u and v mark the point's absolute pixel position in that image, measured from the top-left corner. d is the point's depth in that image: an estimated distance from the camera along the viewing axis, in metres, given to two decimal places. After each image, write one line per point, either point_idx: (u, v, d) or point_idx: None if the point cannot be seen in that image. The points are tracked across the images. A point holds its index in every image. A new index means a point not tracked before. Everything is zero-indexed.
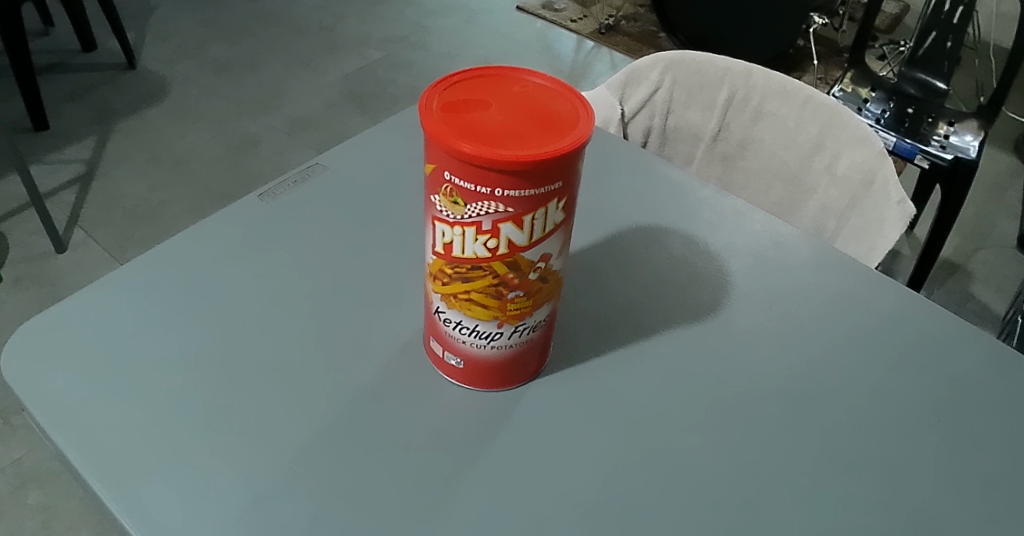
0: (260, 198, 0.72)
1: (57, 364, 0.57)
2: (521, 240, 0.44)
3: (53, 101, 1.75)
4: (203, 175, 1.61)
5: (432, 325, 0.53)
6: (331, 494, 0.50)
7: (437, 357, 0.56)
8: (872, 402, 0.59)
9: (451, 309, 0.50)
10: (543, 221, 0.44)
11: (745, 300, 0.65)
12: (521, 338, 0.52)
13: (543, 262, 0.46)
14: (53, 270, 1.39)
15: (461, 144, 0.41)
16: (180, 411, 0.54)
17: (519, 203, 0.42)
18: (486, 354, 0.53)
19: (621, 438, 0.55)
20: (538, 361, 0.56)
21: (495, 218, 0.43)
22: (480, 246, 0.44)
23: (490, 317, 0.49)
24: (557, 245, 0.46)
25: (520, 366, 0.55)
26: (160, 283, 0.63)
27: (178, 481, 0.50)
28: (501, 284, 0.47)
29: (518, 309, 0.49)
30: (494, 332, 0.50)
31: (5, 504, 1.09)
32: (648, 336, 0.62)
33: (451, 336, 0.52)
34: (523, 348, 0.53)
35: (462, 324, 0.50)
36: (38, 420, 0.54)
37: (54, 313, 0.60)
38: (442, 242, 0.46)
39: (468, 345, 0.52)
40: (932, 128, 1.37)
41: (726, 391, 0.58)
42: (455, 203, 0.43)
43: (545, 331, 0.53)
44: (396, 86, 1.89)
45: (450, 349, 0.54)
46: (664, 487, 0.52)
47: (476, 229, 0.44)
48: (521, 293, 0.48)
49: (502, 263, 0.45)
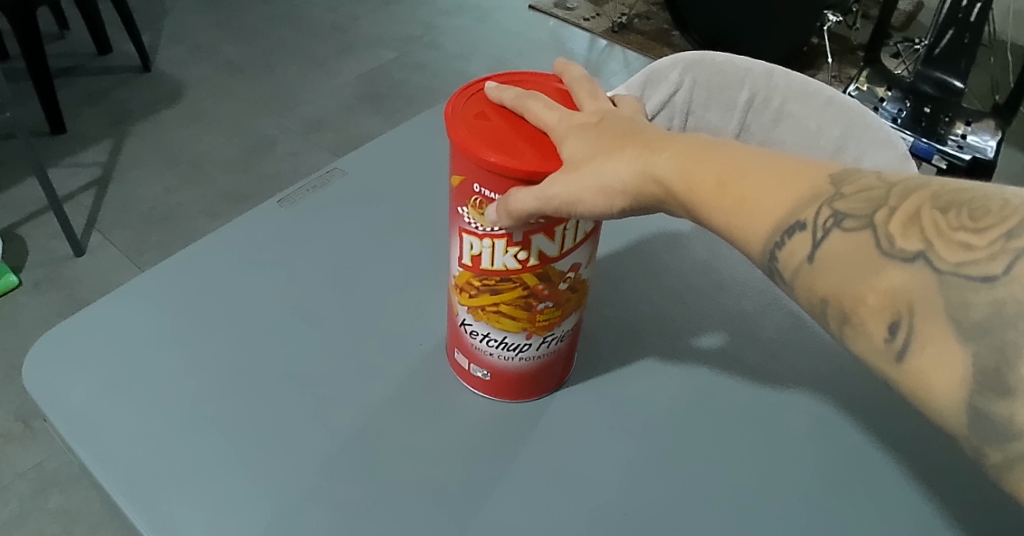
0: (279, 204, 0.73)
1: (77, 374, 0.57)
2: (552, 250, 0.45)
3: (70, 105, 1.77)
4: (218, 177, 1.61)
5: (456, 334, 0.53)
6: (352, 505, 0.51)
7: (461, 365, 0.56)
8: (897, 413, 0.58)
9: (478, 321, 0.50)
10: (575, 231, 0.44)
11: (773, 308, 0.66)
12: (548, 348, 0.52)
13: (573, 273, 0.47)
14: (72, 273, 1.40)
15: (490, 155, 0.41)
16: (201, 420, 0.55)
17: (549, 215, 0.43)
18: (515, 366, 0.53)
19: (645, 446, 0.55)
20: (564, 371, 0.56)
21: (524, 229, 0.43)
22: (510, 257, 0.45)
23: (519, 328, 0.49)
24: (587, 256, 0.47)
25: (547, 376, 0.55)
26: (178, 291, 0.64)
27: (200, 493, 0.51)
28: (532, 295, 0.47)
29: (547, 319, 0.49)
30: (525, 345, 0.51)
31: (27, 506, 1.10)
32: (671, 344, 0.62)
33: (479, 348, 0.52)
34: (550, 359, 0.53)
35: (490, 336, 0.50)
36: (60, 431, 0.54)
37: (74, 324, 0.61)
38: (469, 254, 0.46)
39: (495, 357, 0.52)
40: (948, 128, 1.39)
41: (746, 400, 0.58)
42: (484, 213, 0.44)
43: (572, 340, 0.54)
44: (409, 86, 1.88)
45: (477, 359, 0.54)
46: (695, 499, 0.52)
47: (505, 240, 0.44)
48: (551, 304, 0.48)
49: (533, 274, 0.46)
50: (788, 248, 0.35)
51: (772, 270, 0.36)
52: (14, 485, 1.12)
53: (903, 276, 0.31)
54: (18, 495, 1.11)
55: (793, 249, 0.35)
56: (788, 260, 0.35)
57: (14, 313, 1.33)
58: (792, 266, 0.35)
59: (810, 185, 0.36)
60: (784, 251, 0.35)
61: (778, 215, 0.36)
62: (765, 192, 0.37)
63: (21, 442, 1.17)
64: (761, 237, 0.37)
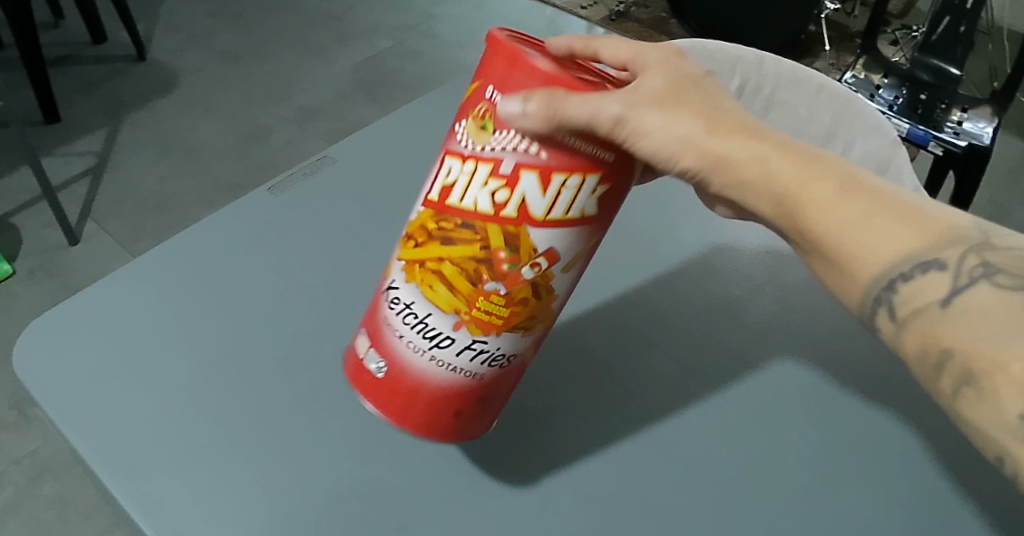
0: (269, 191, 0.72)
1: (67, 358, 0.57)
2: (536, 210, 0.38)
3: (65, 94, 1.76)
4: (213, 165, 1.61)
5: (373, 311, 0.45)
6: (339, 490, 0.51)
7: (359, 359, 0.46)
8: (877, 406, 0.59)
9: (408, 286, 0.42)
10: (574, 201, 0.38)
11: (760, 292, 0.67)
12: (480, 365, 0.43)
13: (540, 259, 0.39)
14: (67, 262, 1.40)
15: (541, 59, 0.37)
16: (189, 403, 0.55)
17: (558, 155, 0.37)
18: (431, 372, 0.43)
19: (630, 433, 0.56)
20: (482, 425, 0.47)
21: (519, 160, 0.37)
22: (484, 194, 0.38)
23: (455, 308, 0.40)
24: (564, 245, 0.39)
25: (473, 413, 0.46)
26: (167, 276, 0.63)
27: (188, 477, 0.51)
28: (488, 261, 0.39)
29: (489, 313, 0.40)
30: (455, 342, 0.42)
31: (21, 494, 1.10)
32: (658, 329, 0.63)
33: (393, 329, 0.43)
34: (481, 386, 0.44)
35: (414, 311, 0.42)
36: (49, 415, 0.54)
37: (62, 309, 0.61)
38: (441, 184, 0.40)
39: (409, 348, 0.43)
40: (945, 114, 1.37)
41: (729, 388, 0.59)
42: (482, 127, 0.38)
43: (515, 375, 0.45)
44: (405, 74, 1.87)
45: (382, 347, 0.44)
46: (673, 490, 0.53)
47: (492, 167, 0.38)
48: (500, 289, 0.40)
49: (500, 228, 0.38)
50: (917, 284, 0.35)
51: (884, 303, 0.36)
52: (9, 473, 1.12)
53: (994, 300, 0.32)
54: (12, 482, 1.11)
55: (923, 285, 0.35)
56: (911, 295, 0.35)
57: (9, 301, 1.33)
58: (914, 305, 0.35)
59: (936, 232, 0.35)
60: (907, 287, 0.35)
61: (902, 251, 0.36)
62: (890, 220, 0.36)
63: (15, 430, 1.17)
64: (874, 267, 0.36)
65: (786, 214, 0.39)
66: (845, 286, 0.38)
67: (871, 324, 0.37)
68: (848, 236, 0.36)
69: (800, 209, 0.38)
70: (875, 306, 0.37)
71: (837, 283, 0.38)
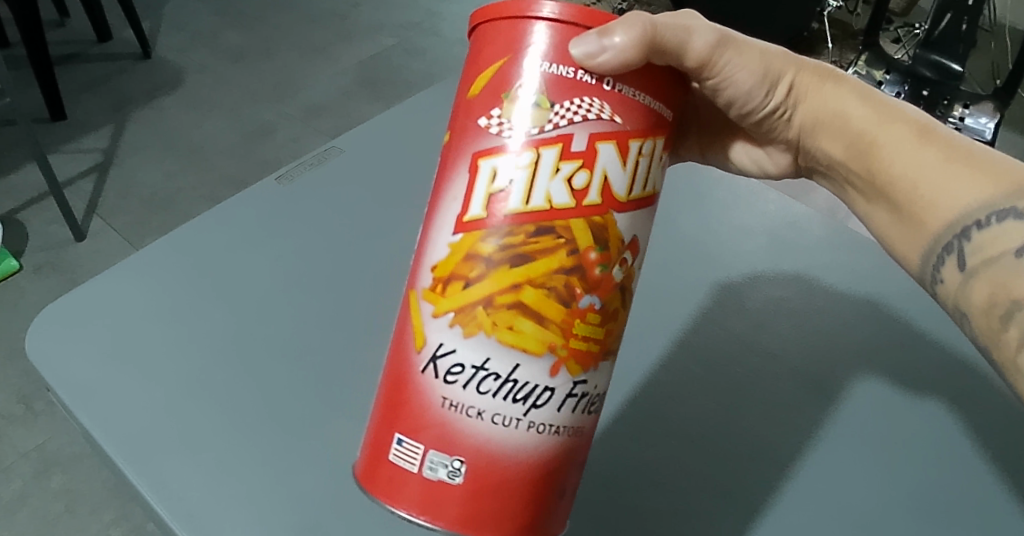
0: (277, 181, 0.75)
1: (79, 348, 0.61)
2: (620, 189, 0.37)
3: (71, 92, 1.78)
4: (220, 161, 1.62)
5: (418, 405, 0.39)
6: (341, 472, 0.56)
7: (418, 474, 0.39)
8: (852, 398, 0.66)
9: (469, 339, 0.37)
10: (650, 171, 0.38)
11: (761, 280, 0.74)
12: (567, 417, 0.39)
13: (628, 252, 0.38)
14: (74, 258, 1.42)
15: (569, 10, 0.36)
16: (198, 390, 0.59)
17: (631, 116, 0.37)
18: (526, 444, 0.39)
19: (621, 418, 0.63)
20: (565, 510, 0.42)
21: (593, 133, 0.36)
22: (564, 184, 0.36)
23: (544, 343, 0.37)
24: (643, 227, 0.39)
25: (558, 486, 0.41)
26: (175, 269, 0.67)
27: (196, 460, 0.56)
28: (581, 267, 0.36)
29: (583, 336, 0.38)
30: (552, 394, 0.38)
31: (29, 487, 1.11)
32: (662, 316, 0.70)
33: (456, 402, 0.38)
34: (564, 449, 0.40)
35: (484, 367, 0.37)
36: (63, 399, 0.59)
37: (75, 298, 0.65)
38: (489, 192, 0.37)
39: (486, 423, 0.38)
40: (947, 110, 1.43)
41: (711, 378, 0.66)
42: (534, 107, 0.36)
43: (588, 434, 0.41)
44: (409, 72, 1.88)
45: (455, 442, 0.38)
46: (654, 469, 0.60)
47: (562, 149, 0.36)
48: (595, 302, 0.37)
49: (588, 222, 0.36)
50: (991, 232, 0.41)
51: (954, 251, 0.43)
52: (16, 466, 1.13)
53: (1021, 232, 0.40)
54: (20, 475, 1.12)
55: (997, 235, 0.41)
56: (984, 245, 0.41)
57: (17, 297, 1.34)
58: (987, 253, 0.41)
59: (1012, 179, 0.41)
60: (982, 234, 0.41)
61: (981, 198, 0.41)
62: (968, 174, 0.42)
63: (22, 422, 1.18)
64: (947, 213, 0.43)
65: (865, 161, 0.46)
66: (914, 237, 0.45)
67: (937, 271, 0.44)
68: (919, 181, 0.44)
69: (880, 154, 0.45)
70: (945, 254, 0.43)
71: (905, 238, 0.46)
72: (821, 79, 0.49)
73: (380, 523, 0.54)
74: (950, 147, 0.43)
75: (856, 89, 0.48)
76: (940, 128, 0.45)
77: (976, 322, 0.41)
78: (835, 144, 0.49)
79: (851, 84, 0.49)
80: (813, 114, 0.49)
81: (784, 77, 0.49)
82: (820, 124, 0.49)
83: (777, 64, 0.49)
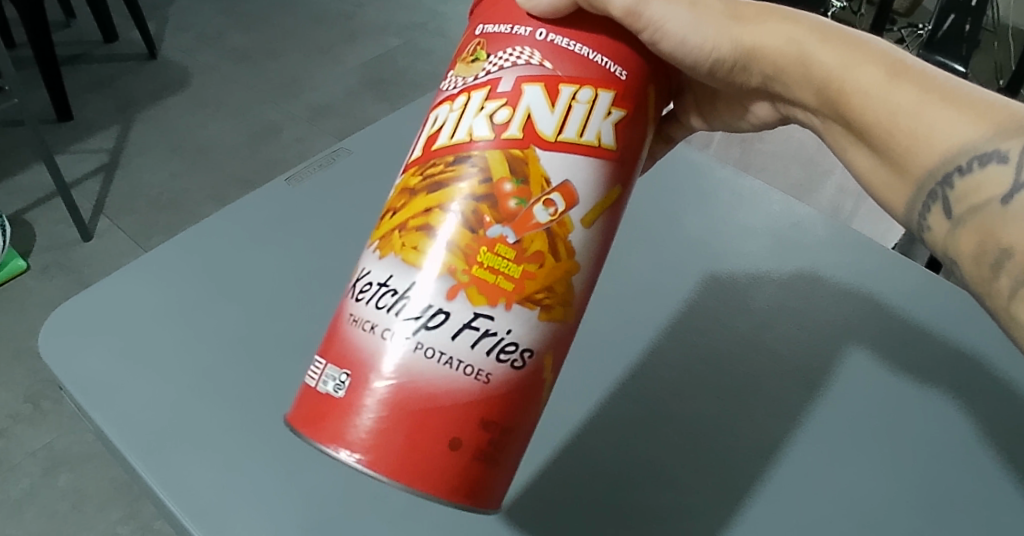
0: (286, 181, 0.76)
1: (91, 346, 0.62)
2: (546, 128, 0.38)
3: (77, 92, 1.79)
4: (225, 161, 1.63)
5: (333, 326, 0.41)
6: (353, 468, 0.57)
7: (316, 387, 0.40)
8: (855, 395, 0.66)
9: (385, 260, 0.39)
10: (588, 118, 0.38)
11: (764, 280, 0.75)
12: (464, 355, 0.38)
13: (554, 194, 0.38)
14: (82, 257, 1.43)
15: None
16: (208, 387, 0.60)
17: (564, 63, 0.39)
18: (411, 368, 0.38)
19: (626, 414, 0.64)
20: (467, 478, 0.38)
21: (519, 76, 0.39)
22: (485, 118, 0.39)
23: (444, 265, 0.38)
24: (581, 175, 0.38)
25: (450, 436, 0.38)
26: (185, 267, 0.68)
27: (207, 456, 0.57)
28: (491, 195, 0.38)
29: (488, 267, 0.38)
30: (448, 320, 0.38)
31: (37, 485, 1.12)
32: (667, 315, 0.71)
33: (360, 319, 0.39)
34: (459, 389, 0.38)
35: (387, 284, 0.39)
36: (75, 396, 0.60)
37: (87, 296, 0.66)
38: (430, 134, 0.41)
39: (375, 339, 0.39)
40: None
41: (716, 375, 0.67)
42: (474, 61, 0.40)
43: (506, 394, 0.39)
44: (414, 73, 1.89)
45: (348, 355, 0.39)
46: (659, 464, 0.61)
47: (490, 91, 0.39)
48: (503, 231, 0.38)
49: (505, 154, 0.38)
50: (974, 178, 0.39)
51: (940, 199, 0.42)
52: (25, 465, 1.14)
53: (1001, 178, 0.38)
54: (28, 474, 1.13)
55: (981, 181, 0.39)
56: (968, 192, 0.40)
57: (25, 296, 1.36)
58: (972, 202, 0.40)
59: (996, 118, 0.39)
60: (966, 181, 0.40)
61: (957, 143, 0.40)
62: (939, 110, 0.40)
63: (31, 421, 1.19)
64: (929, 159, 0.41)
65: (836, 107, 0.44)
66: (903, 184, 0.43)
67: (924, 220, 0.43)
68: (898, 122, 0.41)
69: (848, 101, 0.43)
70: (931, 202, 0.42)
71: (895, 186, 0.44)
72: (769, 21, 0.47)
73: (389, 517, 0.55)
74: (920, 80, 0.41)
75: (813, 27, 0.45)
76: (911, 64, 0.42)
77: (966, 269, 0.40)
78: (806, 92, 0.47)
79: (809, 22, 0.46)
80: (771, 68, 0.47)
81: (729, 36, 0.47)
82: (783, 74, 0.47)
83: (711, 24, 0.47)
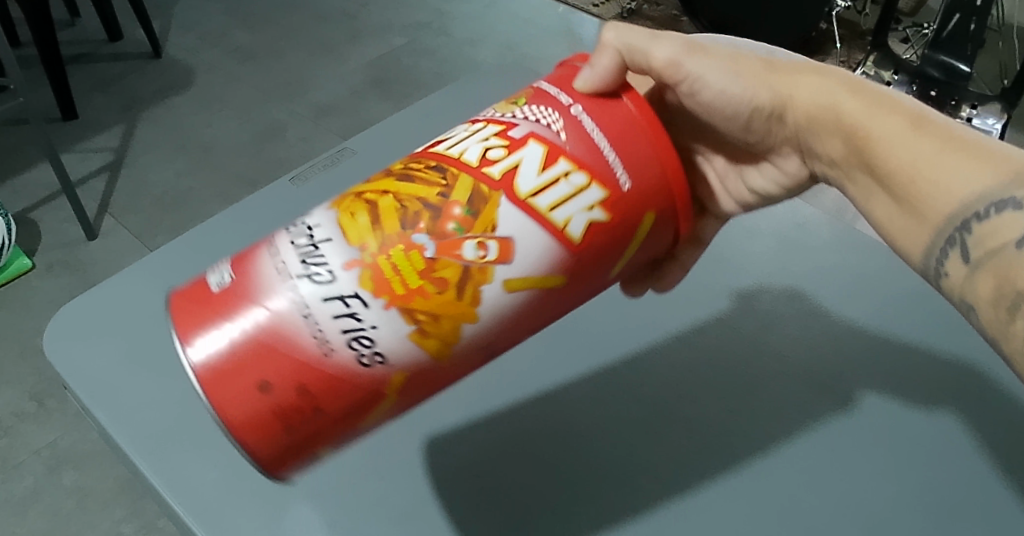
0: (291, 182, 0.77)
1: (95, 347, 0.63)
2: (524, 187, 0.40)
3: (82, 92, 1.80)
4: (230, 161, 1.63)
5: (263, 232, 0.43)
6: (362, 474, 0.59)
7: (208, 268, 0.42)
8: (860, 392, 0.65)
9: (323, 207, 0.41)
10: (565, 200, 0.40)
11: (769, 281, 0.75)
12: (322, 324, 0.38)
13: (491, 239, 0.39)
14: (87, 256, 1.43)
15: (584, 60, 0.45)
16: None
17: (577, 141, 0.41)
18: (277, 304, 0.39)
19: (630, 416, 0.64)
20: (250, 425, 0.39)
21: (532, 130, 0.41)
22: (483, 147, 0.41)
23: (358, 241, 0.39)
24: (532, 241, 0.40)
25: (263, 381, 0.38)
26: (188, 267, 0.68)
27: (211, 458, 0.57)
28: (438, 207, 0.39)
29: (392, 264, 0.39)
30: (331, 285, 0.38)
31: (41, 482, 1.12)
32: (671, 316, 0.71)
33: (273, 240, 0.41)
34: (296, 347, 0.38)
35: (307, 227, 0.40)
36: (80, 396, 0.60)
37: (92, 297, 0.66)
38: (439, 140, 0.43)
39: (268, 265, 0.40)
40: (955, 111, 1.42)
41: (720, 375, 0.67)
42: (513, 102, 0.43)
43: (339, 388, 0.39)
44: (418, 71, 1.88)
45: (244, 262, 0.40)
46: (662, 463, 0.61)
47: (503, 129, 0.41)
48: (425, 235, 0.39)
49: (474, 183, 0.40)
50: (992, 223, 0.40)
51: (958, 244, 0.42)
52: (29, 463, 1.15)
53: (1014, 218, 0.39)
54: (33, 472, 1.14)
55: (998, 225, 0.40)
56: (985, 237, 0.40)
57: (31, 295, 1.36)
58: (989, 246, 0.40)
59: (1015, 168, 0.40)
60: (982, 227, 0.40)
61: (975, 191, 0.41)
62: (956, 167, 0.41)
63: (35, 420, 1.19)
64: (945, 206, 0.42)
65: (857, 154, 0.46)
66: (920, 232, 0.44)
67: (942, 265, 0.43)
68: (920, 171, 0.43)
69: (870, 146, 0.45)
70: (949, 247, 0.42)
71: (910, 230, 0.44)
72: (806, 72, 0.50)
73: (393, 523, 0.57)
74: (946, 133, 0.42)
75: (848, 83, 0.48)
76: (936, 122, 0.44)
77: (984, 315, 0.40)
78: (830, 142, 0.49)
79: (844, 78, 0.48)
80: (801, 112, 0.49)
81: (767, 83, 0.50)
82: (815, 120, 0.49)
83: (745, 64, 0.51)
